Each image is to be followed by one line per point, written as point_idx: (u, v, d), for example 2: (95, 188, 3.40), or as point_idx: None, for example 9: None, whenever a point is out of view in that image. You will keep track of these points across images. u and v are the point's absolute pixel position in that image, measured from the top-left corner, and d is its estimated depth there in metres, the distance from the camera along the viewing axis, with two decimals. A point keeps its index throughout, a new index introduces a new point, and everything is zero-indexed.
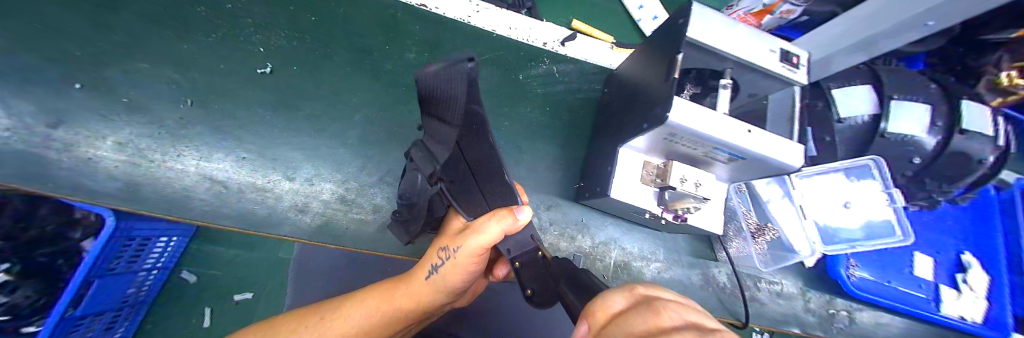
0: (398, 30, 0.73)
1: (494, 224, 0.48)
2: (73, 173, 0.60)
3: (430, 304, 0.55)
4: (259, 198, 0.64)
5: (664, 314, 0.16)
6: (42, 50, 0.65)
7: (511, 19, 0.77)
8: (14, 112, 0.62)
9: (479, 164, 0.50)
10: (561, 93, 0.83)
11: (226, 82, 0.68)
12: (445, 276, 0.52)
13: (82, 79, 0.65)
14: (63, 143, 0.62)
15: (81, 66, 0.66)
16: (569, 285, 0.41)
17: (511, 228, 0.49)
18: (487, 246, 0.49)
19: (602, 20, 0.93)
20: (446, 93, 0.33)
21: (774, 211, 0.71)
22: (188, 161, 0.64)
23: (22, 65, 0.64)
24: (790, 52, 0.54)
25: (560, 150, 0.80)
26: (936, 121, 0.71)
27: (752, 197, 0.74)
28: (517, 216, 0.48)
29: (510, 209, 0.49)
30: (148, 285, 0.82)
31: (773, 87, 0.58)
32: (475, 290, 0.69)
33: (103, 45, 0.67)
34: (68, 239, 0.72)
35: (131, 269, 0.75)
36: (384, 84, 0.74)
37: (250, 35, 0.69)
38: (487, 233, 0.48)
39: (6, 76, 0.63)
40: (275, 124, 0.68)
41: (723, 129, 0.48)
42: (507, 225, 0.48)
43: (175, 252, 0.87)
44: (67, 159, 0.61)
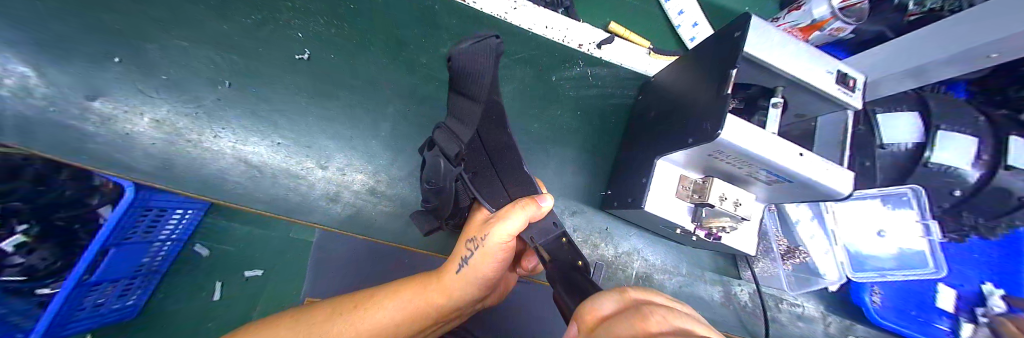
0: (437, 24, 0.73)
1: (518, 210, 0.47)
2: (117, 146, 0.62)
3: (462, 299, 0.55)
4: (293, 184, 0.65)
5: (650, 316, 0.15)
6: (88, 22, 0.66)
7: (547, 17, 0.76)
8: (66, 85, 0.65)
9: (501, 152, 0.54)
10: (593, 98, 0.81)
11: (262, 66, 0.67)
12: (478, 268, 0.52)
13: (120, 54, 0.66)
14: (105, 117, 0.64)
15: (126, 40, 0.66)
16: (567, 291, 0.38)
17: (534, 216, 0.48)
18: (514, 235, 0.48)
19: (640, 25, 0.91)
20: (477, 70, 0.42)
21: (803, 232, 0.70)
22: (223, 143, 0.64)
23: (70, 38, 0.65)
24: (847, 75, 0.53)
25: (588, 156, 0.79)
26: (980, 155, 0.70)
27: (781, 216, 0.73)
28: (539, 203, 0.48)
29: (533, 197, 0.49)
30: (163, 254, 0.82)
31: (824, 109, 0.56)
32: (505, 287, 0.67)
33: (140, 19, 0.67)
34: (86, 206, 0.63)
35: (147, 239, 0.74)
36: (419, 76, 0.72)
37: (288, 19, 0.68)
38: (512, 220, 0.47)
39: (61, 48, 0.65)
40: (309, 111, 0.67)
41: (771, 149, 0.46)
42: (530, 212, 0.47)
43: (189, 226, 0.87)
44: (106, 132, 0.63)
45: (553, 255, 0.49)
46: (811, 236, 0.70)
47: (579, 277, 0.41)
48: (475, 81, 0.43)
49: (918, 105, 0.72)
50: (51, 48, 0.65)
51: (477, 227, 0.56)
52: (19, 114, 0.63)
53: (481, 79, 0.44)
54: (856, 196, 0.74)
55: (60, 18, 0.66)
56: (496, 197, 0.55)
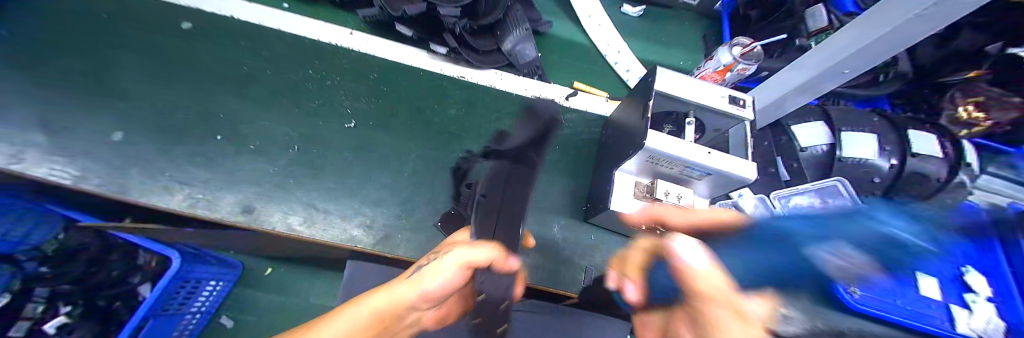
0: (447, 94, 1.01)
1: (486, 245, 0.57)
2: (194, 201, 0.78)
3: (403, 313, 0.55)
4: (334, 220, 0.80)
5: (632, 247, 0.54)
6: (191, 112, 0.90)
7: (525, 83, 1.05)
8: (162, 158, 0.84)
9: (509, 207, 0.62)
10: (567, 135, 1.03)
11: (317, 132, 0.89)
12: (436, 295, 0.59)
13: (210, 132, 0.87)
14: (187, 179, 0.81)
15: (217, 123, 0.89)
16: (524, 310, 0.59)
17: (495, 260, 0.57)
18: (472, 263, 0.56)
19: (598, 80, 1.18)
20: (526, 155, 0.67)
21: None
22: (280, 191, 0.81)
23: (177, 124, 0.88)
24: (738, 97, 0.74)
25: (570, 179, 0.97)
26: (885, 147, 0.85)
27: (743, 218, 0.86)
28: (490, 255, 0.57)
29: (504, 248, 0.58)
30: (192, 326, 0.94)
31: (727, 123, 0.76)
32: (437, 322, 0.67)
33: (226, 107, 0.91)
34: (128, 283, 0.87)
35: (181, 311, 0.88)
36: (433, 131, 0.97)
37: (337, 99, 0.94)
38: (479, 250, 0.56)
39: (168, 131, 0.87)
40: (351, 161, 0.87)
41: (683, 150, 0.65)
42: (494, 255, 0.57)
43: (218, 297, 0.99)
44: (186, 192, 0.79)
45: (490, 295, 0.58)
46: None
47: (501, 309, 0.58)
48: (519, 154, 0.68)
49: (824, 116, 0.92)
50: (160, 133, 0.87)
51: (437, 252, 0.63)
52: (120, 183, 0.80)
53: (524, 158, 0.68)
54: (797, 191, 0.87)
55: (171, 111, 0.90)
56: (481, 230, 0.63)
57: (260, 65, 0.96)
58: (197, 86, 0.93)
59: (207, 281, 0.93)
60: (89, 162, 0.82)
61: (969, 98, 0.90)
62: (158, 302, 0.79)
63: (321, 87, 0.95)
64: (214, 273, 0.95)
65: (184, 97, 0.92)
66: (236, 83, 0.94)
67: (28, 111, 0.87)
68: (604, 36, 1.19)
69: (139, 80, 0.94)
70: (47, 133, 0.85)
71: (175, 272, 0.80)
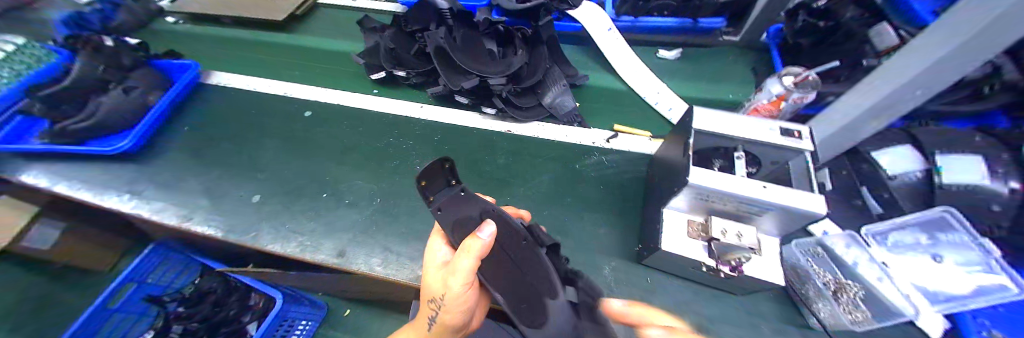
0: (497, 148, 1.15)
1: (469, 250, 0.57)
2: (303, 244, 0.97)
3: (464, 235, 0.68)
4: (406, 260, 0.90)
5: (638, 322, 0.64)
6: (303, 174, 1.15)
7: (567, 131, 1.18)
8: (281, 211, 1.05)
9: (501, 267, 0.64)
10: (613, 175, 1.06)
11: (392, 185, 1.07)
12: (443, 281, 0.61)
13: (318, 189, 1.09)
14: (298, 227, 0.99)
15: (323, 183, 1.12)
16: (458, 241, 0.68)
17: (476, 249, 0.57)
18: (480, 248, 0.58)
19: (638, 121, 1.23)
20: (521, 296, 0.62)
21: (867, 274, 0.68)
22: (364, 238, 0.95)
23: (292, 184, 1.12)
24: (789, 128, 0.72)
25: (620, 218, 0.98)
26: (995, 168, 0.73)
27: (832, 259, 0.75)
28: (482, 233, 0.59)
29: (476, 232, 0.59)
30: None
31: (784, 154, 0.73)
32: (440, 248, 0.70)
33: (328, 169, 1.14)
34: (240, 321, 1.16)
35: None
36: (487, 181, 1.08)
37: (410, 158, 1.13)
38: (470, 255, 0.57)
39: (283, 190, 1.11)
40: (419, 209, 1.01)
41: (736, 185, 0.64)
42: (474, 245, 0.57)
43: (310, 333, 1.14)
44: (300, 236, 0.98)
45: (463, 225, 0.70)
46: (878, 277, 0.67)
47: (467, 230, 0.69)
48: (528, 305, 0.61)
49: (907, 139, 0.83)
50: (278, 192, 1.11)
51: (461, 205, 0.74)
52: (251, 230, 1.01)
53: (524, 301, 0.61)
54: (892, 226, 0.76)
55: (289, 174, 1.16)
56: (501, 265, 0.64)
57: (356, 137, 1.22)
58: (310, 156, 1.19)
59: (299, 320, 1.10)
60: (230, 216, 1.06)
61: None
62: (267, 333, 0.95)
63: (397, 149, 1.16)
64: (305, 312, 1.13)
65: (301, 163, 1.18)
66: (336, 150, 1.20)
67: (200, 184, 1.19)
68: (641, 80, 1.26)
69: (272, 156, 1.24)
70: (209, 199, 1.13)
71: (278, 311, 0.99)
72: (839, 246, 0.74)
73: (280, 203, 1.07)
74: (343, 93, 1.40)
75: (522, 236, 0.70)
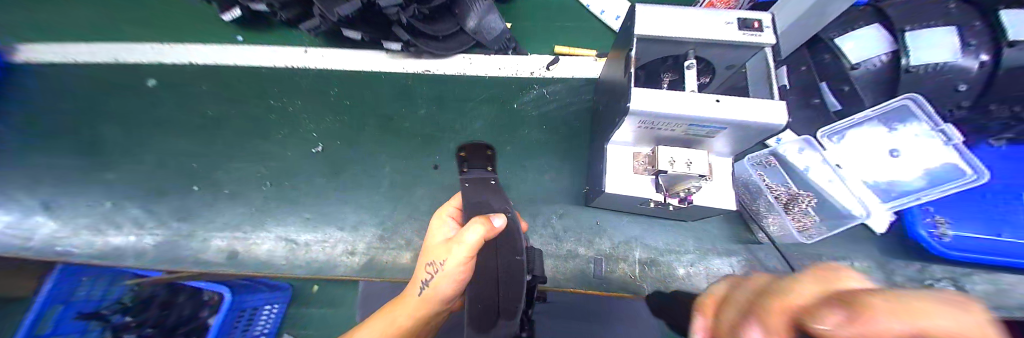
0: (412, 94, 0.89)
1: (472, 225, 0.48)
2: (194, 251, 0.78)
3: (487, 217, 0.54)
4: (320, 249, 0.74)
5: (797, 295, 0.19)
6: (175, 166, 0.89)
7: (500, 61, 0.93)
8: (160, 216, 0.84)
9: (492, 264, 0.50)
10: (556, 111, 0.88)
11: (286, 163, 0.84)
12: (444, 248, 0.51)
13: (199, 182, 0.86)
14: (188, 233, 0.81)
15: (201, 173, 0.88)
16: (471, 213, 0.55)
17: (487, 234, 0.48)
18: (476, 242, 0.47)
19: (582, 37, 1.00)
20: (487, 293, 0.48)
21: (817, 177, 0.67)
22: (265, 232, 0.77)
23: (163, 181, 0.88)
24: (749, 19, 0.56)
25: (565, 160, 0.84)
26: (968, 41, 0.62)
27: (784, 168, 0.70)
28: (491, 221, 0.49)
29: (486, 217, 0.50)
30: None
31: (744, 54, 0.58)
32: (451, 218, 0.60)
33: (204, 153, 0.89)
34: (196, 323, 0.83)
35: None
36: (405, 137, 0.85)
37: (304, 124, 0.88)
38: (467, 235, 0.47)
39: (152, 191, 0.87)
40: (324, 187, 0.80)
41: (685, 104, 0.51)
42: (481, 228, 0.47)
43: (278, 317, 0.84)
44: (192, 242, 0.80)
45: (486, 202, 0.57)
46: (828, 179, 0.66)
47: (486, 204, 0.56)
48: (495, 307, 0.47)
49: (879, 17, 0.69)
50: (147, 193, 0.87)
51: (480, 190, 0.59)
52: (122, 247, 0.80)
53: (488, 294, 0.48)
54: (853, 123, 0.69)
55: (155, 168, 0.90)
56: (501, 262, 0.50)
57: (227, 108, 0.93)
58: (173, 140, 0.92)
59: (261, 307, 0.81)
60: (85, 235, 0.82)
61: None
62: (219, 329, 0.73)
63: (286, 114, 0.89)
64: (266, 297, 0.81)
65: (168, 152, 0.91)
66: (208, 128, 0.92)
67: (26, 197, 0.88)
68: None
69: (120, 148, 0.93)
70: (49, 215, 0.85)
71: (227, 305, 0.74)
72: (791, 155, 0.69)
73: (157, 207, 0.85)
74: (196, 47, 1.02)
75: (517, 250, 0.50)
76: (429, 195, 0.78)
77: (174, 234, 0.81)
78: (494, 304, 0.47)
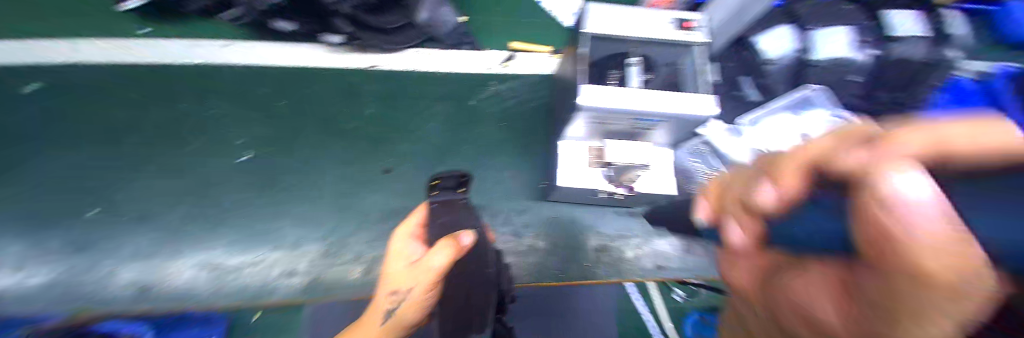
0: (356, 92, 0.82)
1: (441, 247, 0.59)
2: (90, 288, 0.65)
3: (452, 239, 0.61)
4: (254, 271, 0.65)
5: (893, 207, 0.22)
6: (53, 186, 0.72)
7: (452, 56, 0.89)
8: (34, 249, 0.67)
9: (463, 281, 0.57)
10: (512, 108, 0.88)
11: (208, 176, 0.73)
12: (413, 271, 0.58)
13: (93, 205, 0.72)
14: (80, 266, 0.66)
15: (95, 194, 0.72)
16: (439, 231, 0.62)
17: (455, 252, 0.59)
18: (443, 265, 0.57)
19: (535, 32, 0.99)
20: (457, 303, 0.55)
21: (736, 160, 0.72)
22: (187, 256, 0.67)
23: (32, 207, 0.70)
24: (688, 19, 0.61)
25: (525, 157, 0.84)
26: (863, 38, 0.75)
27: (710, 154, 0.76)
28: (461, 240, 0.60)
29: (455, 237, 0.61)
30: None
31: (676, 54, 0.62)
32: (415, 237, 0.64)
33: (98, 170, 0.74)
34: None
35: None
36: (350, 141, 0.78)
37: (229, 131, 0.77)
38: (437, 258, 0.58)
39: (16, 220, 0.68)
40: (257, 201, 0.71)
41: (627, 100, 0.53)
42: (452, 246, 0.59)
43: None
44: (86, 277, 0.66)
45: (450, 221, 0.64)
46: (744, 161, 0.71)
47: (459, 220, 0.65)
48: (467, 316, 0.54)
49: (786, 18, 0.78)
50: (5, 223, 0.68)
51: (445, 210, 0.66)
52: None
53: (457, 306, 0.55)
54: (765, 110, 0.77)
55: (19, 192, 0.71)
56: (470, 277, 0.58)
57: (130, 114, 0.79)
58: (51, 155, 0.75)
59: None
60: None
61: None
62: None
63: (207, 120, 0.78)
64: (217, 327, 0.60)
65: (39, 171, 0.73)
66: (104, 140, 0.77)
67: None
68: None
69: None
70: None
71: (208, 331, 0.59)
72: (721, 141, 0.74)
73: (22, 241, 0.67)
74: (78, 42, 0.84)
75: (486, 264, 0.59)
76: (380, 202, 0.71)
77: (59, 270, 0.66)
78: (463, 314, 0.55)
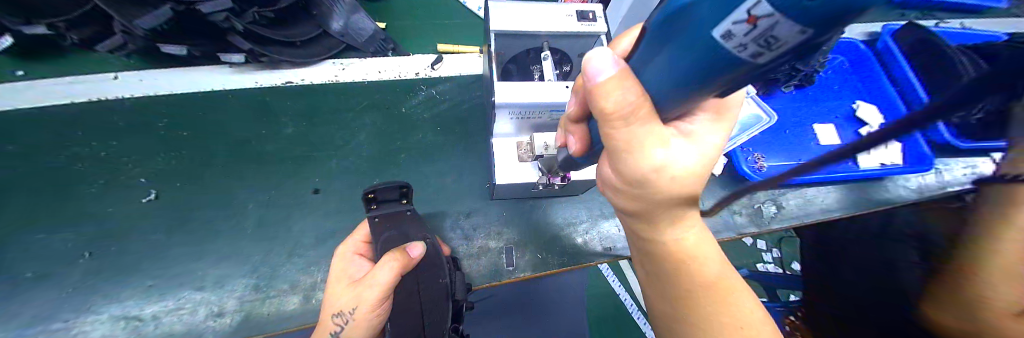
0: (272, 110, 0.77)
1: (386, 262, 0.51)
2: None
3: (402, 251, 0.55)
4: (174, 319, 0.59)
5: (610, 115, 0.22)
6: None
7: (377, 64, 0.86)
8: None
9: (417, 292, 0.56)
10: (447, 110, 0.86)
11: (112, 223, 0.66)
12: (356, 292, 0.49)
13: None
14: None
15: None
16: (382, 246, 0.56)
17: (404, 266, 0.52)
18: (387, 281, 0.50)
19: (464, 33, 0.98)
20: (410, 320, 0.54)
21: None
22: (95, 312, 0.60)
23: None
24: (585, 10, 0.60)
25: (465, 159, 0.83)
26: None
27: None
28: (409, 252, 0.54)
29: (403, 249, 0.54)
30: None
31: (586, 44, 0.62)
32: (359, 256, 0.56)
33: None
34: None
35: None
36: (271, 164, 0.72)
37: (131, 170, 0.69)
38: (379, 275, 0.50)
39: None
40: (172, 242, 0.64)
41: (538, 93, 0.54)
42: (399, 261, 0.52)
43: None
44: None
45: (402, 232, 0.59)
46: None
47: (410, 232, 0.60)
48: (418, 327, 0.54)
49: None
50: None
51: (394, 223, 0.60)
52: None
53: (410, 320, 0.54)
54: None
55: None
56: (425, 289, 0.57)
57: (13, 166, 0.70)
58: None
59: None
60: None
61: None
62: None
63: (105, 162, 0.70)
64: None
65: None
66: None
67: None
68: None
69: None
70: None
71: None
72: None
73: None
74: None
75: (439, 274, 0.58)
76: (313, 224, 0.67)
77: None
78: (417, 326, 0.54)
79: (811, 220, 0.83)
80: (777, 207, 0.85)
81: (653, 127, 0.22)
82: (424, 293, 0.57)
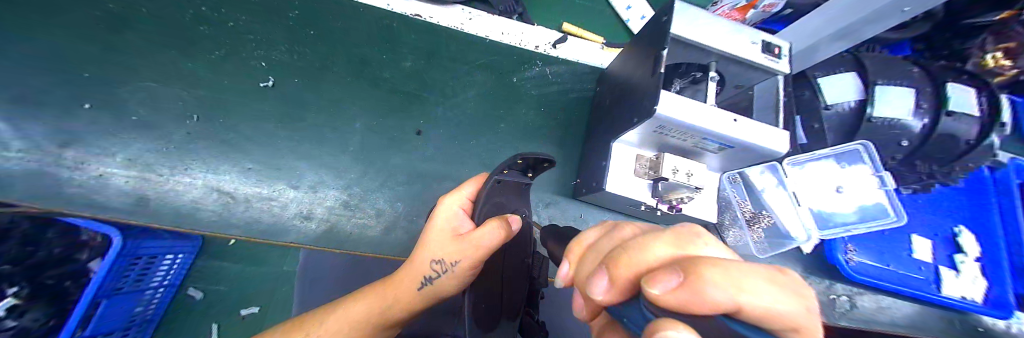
0: (395, 40, 0.72)
1: (489, 228, 0.45)
2: (87, 190, 0.60)
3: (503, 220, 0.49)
4: (266, 206, 0.64)
5: (624, 228, 0.24)
6: (45, 67, 0.63)
7: (502, 24, 0.74)
8: (28, 134, 0.61)
9: (501, 264, 0.53)
10: (555, 94, 0.82)
11: (225, 97, 0.67)
12: (457, 247, 0.47)
13: (93, 99, 0.64)
14: (75, 161, 0.61)
15: (94, 87, 0.65)
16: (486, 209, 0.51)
17: (505, 238, 0.47)
18: (488, 249, 0.46)
19: (592, 21, 0.93)
20: (495, 292, 0.50)
21: (770, 200, 0.78)
22: (195, 174, 0.64)
23: (27, 88, 0.62)
24: (773, 44, 0.56)
25: (557, 149, 0.81)
26: (922, 103, 0.72)
27: (746, 186, 0.80)
28: (510, 224, 0.47)
29: (505, 219, 0.47)
30: (156, 302, 0.66)
31: (756, 78, 0.59)
32: (456, 212, 0.52)
33: (93, 59, 0.65)
34: (75, 262, 0.60)
35: (139, 286, 0.61)
36: (383, 92, 0.74)
37: (252, 51, 0.69)
38: (481, 239, 0.45)
39: (13, 97, 0.62)
40: (279, 136, 0.67)
41: (707, 118, 0.49)
42: (501, 232, 0.45)
43: (182, 268, 0.70)
44: (80, 176, 0.60)
45: (503, 201, 0.55)
46: (779, 203, 0.77)
47: (508, 202, 0.56)
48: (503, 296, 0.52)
49: (854, 65, 0.75)
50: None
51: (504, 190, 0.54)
52: None
53: (494, 292, 0.50)
54: (813, 157, 0.78)
55: (12, 69, 0.62)
56: (512, 262, 0.55)
57: None
58: (17, 19, 0.61)
59: (160, 256, 0.64)
60: None
61: (1000, 43, 0.72)
62: (110, 277, 0.56)
63: (227, 35, 0.67)
64: (166, 245, 0.65)
65: (27, 47, 0.63)
66: (102, 25, 0.65)
67: None
68: None
69: None
70: None
71: (117, 252, 0.55)
72: (755, 176, 0.78)
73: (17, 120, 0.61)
74: None
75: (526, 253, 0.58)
76: (404, 164, 0.71)
77: (52, 159, 0.61)
78: (502, 295, 0.52)
79: (881, 327, 0.82)
80: (850, 302, 0.84)
81: (673, 248, 0.18)
82: (509, 268, 0.54)
